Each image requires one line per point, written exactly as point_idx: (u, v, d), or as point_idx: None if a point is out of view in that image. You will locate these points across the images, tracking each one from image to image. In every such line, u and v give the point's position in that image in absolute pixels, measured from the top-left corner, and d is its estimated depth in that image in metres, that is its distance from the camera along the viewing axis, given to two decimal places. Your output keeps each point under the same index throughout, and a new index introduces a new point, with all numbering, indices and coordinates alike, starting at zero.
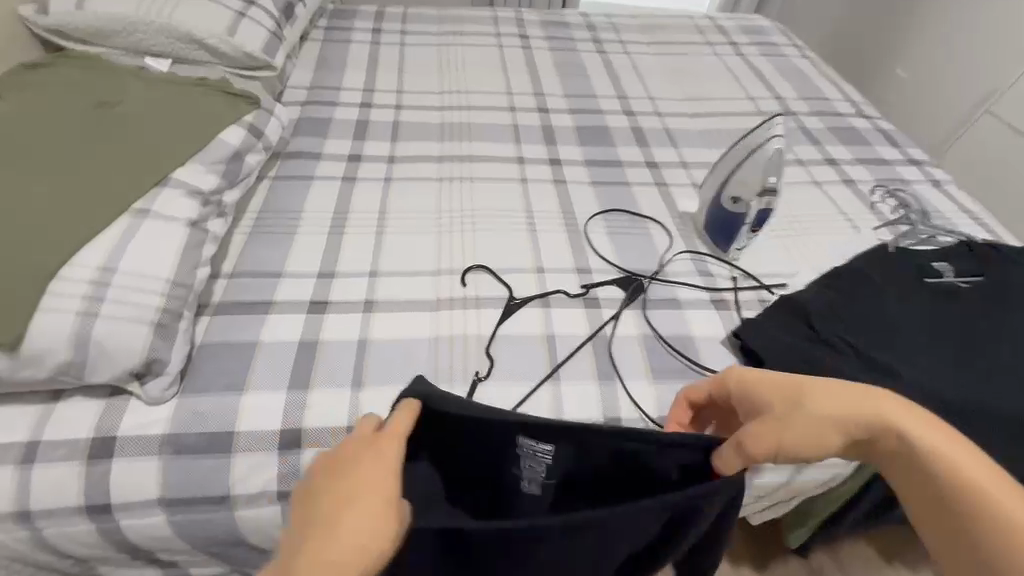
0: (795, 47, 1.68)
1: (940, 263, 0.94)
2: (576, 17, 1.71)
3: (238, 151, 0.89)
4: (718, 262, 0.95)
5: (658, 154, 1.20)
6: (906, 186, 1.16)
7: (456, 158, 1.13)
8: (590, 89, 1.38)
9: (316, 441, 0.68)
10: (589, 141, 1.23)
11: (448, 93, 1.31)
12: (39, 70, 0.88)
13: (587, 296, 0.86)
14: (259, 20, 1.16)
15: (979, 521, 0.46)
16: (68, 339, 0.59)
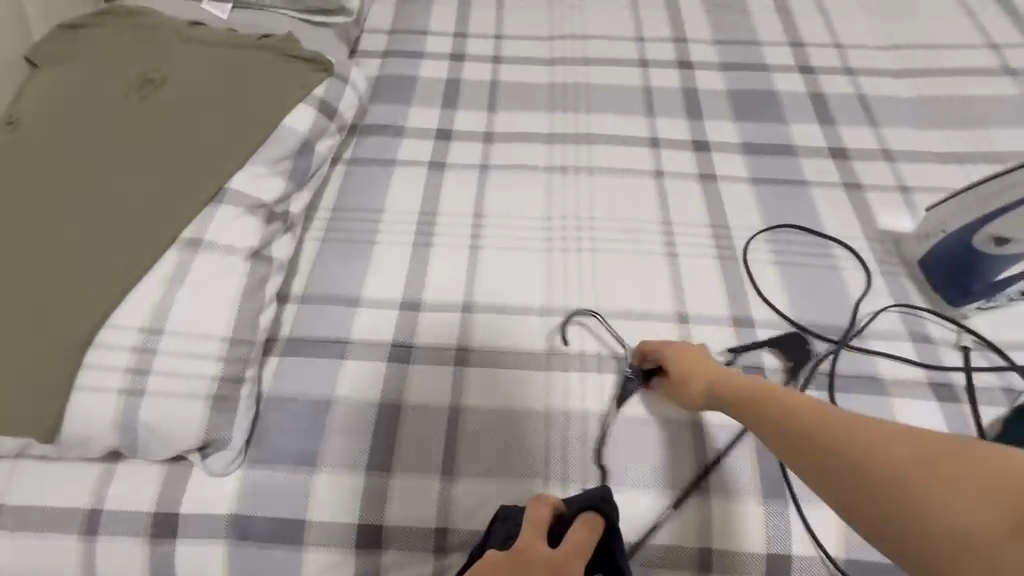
0: None
1: None
2: None
3: (308, 140, 0.71)
4: (941, 322, 0.67)
5: (849, 137, 0.87)
6: None
7: (570, 137, 0.88)
8: (750, 33, 1.02)
9: (400, 543, 0.56)
10: (748, 113, 0.91)
11: (560, 40, 1.03)
12: (84, 33, 0.73)
13: (749, 363, 0.64)
14: None
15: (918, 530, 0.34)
16: (113, 420, 0.49)
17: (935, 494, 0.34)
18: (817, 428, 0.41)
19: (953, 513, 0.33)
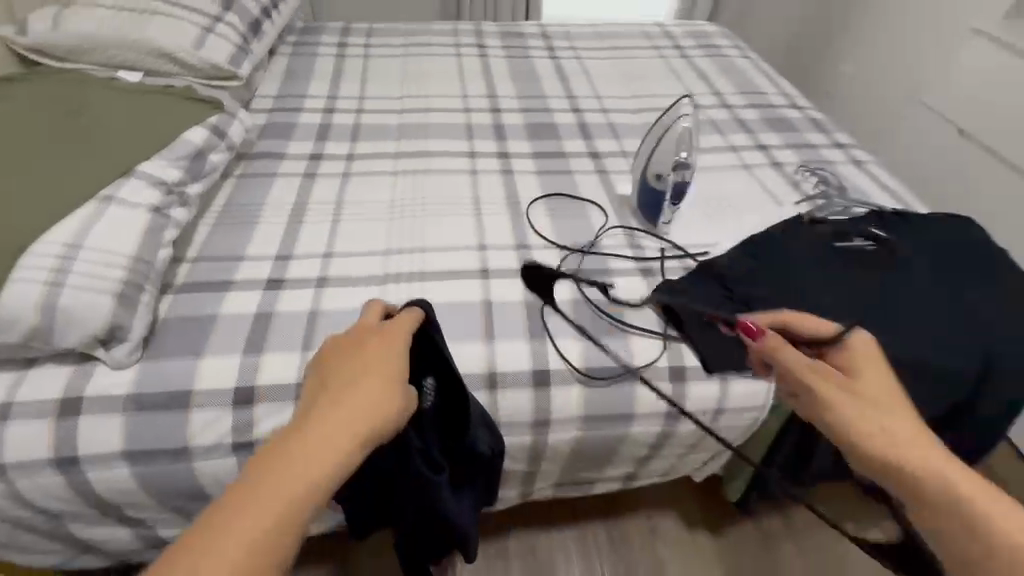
0: (736, 48, 1.80)
1: (850, 229, 1.03)
2: (533, 28, 1.84)
3: (201, 149, 0.97)
4: (648, 236, 1.03)
5: (601, 146, 1.30)
6: (829, 166, 1.25)
7: (411, 154, 1.23)
8: (539, 91, 1.49)
9: (268, 398, 0.75)
10: (537, 136, 1.33)
11: (408, 99, 1.42)
12: (20, 82, 0.97)
13: (524, 268, 0.94)
14: (226, 35, 1.27)
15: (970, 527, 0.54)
16: (37, 305, 0.67)
17: (978, 502, 0.55)
18: (934, 467, 0.58)
19: (973, 514, 0.54)
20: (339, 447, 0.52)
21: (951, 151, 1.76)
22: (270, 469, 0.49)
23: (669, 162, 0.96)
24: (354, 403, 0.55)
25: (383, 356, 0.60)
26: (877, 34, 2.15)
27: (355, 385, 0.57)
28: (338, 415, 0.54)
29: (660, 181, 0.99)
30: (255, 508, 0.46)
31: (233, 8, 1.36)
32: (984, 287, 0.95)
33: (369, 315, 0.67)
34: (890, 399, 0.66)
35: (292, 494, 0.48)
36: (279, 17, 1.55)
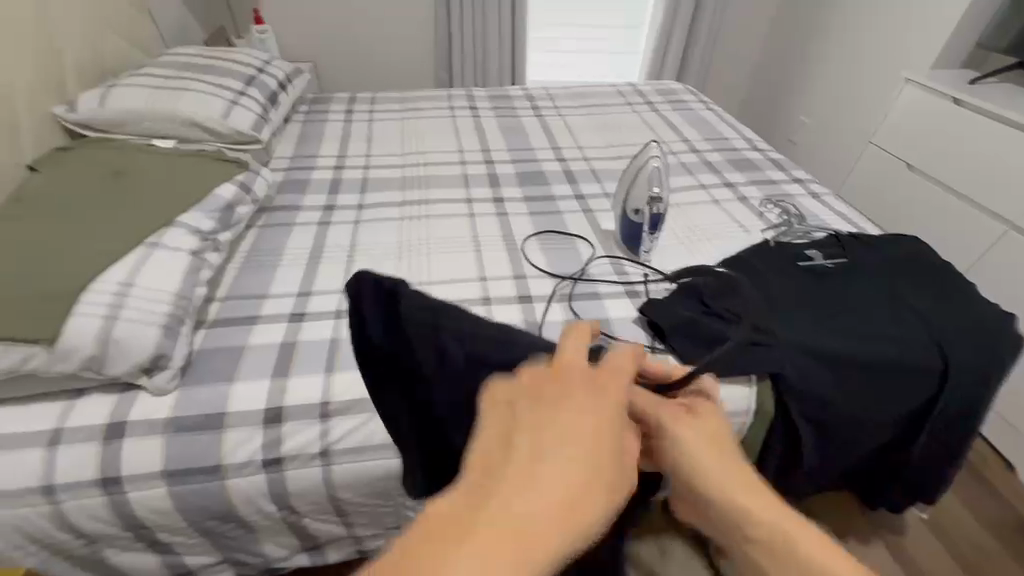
0: (701, 101, 2.01)
1: (811, 250, 1.16)
2: (518, 91, 2.05)
3: (230, 202, 1.10)
4: (631, 263, 1.15)
5: (584, 189, 1.44)
6: (789, 198, 1.40)
7: (414, 202, 1.36)
8: (527, 144, 1.66)
9: (295, 416, 0.82)
10: (526, 182, 1.47)
11: (409, 155, 1.58)
12: (71, 151, 1.10)
13: (522, 295, 1.05)
14: (248, 106, 1.44)
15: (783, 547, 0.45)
16: (93, 336, 0.75)
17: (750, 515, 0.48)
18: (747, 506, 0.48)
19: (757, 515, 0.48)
20: (535, 547, 0.34)
21: (904, 183, 1.94)
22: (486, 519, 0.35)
23: (642, 197, 1.10)
24: (577, 443, 0.41)
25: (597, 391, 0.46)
26: (826, 86, 2.41)
27: (570, 421, 0.42)
28: (561, 461, 0.39)
29: (638, 215, 1.11)
30: (467, 554, 0.33)
31: (254, 83, 1.54)
32: (934, 294, 1.06)
33: (578, 337, 0.51)
34: (709, 441, 0.55)
35: (508, 549, 0.33)
36: (292, 89, 1.74)
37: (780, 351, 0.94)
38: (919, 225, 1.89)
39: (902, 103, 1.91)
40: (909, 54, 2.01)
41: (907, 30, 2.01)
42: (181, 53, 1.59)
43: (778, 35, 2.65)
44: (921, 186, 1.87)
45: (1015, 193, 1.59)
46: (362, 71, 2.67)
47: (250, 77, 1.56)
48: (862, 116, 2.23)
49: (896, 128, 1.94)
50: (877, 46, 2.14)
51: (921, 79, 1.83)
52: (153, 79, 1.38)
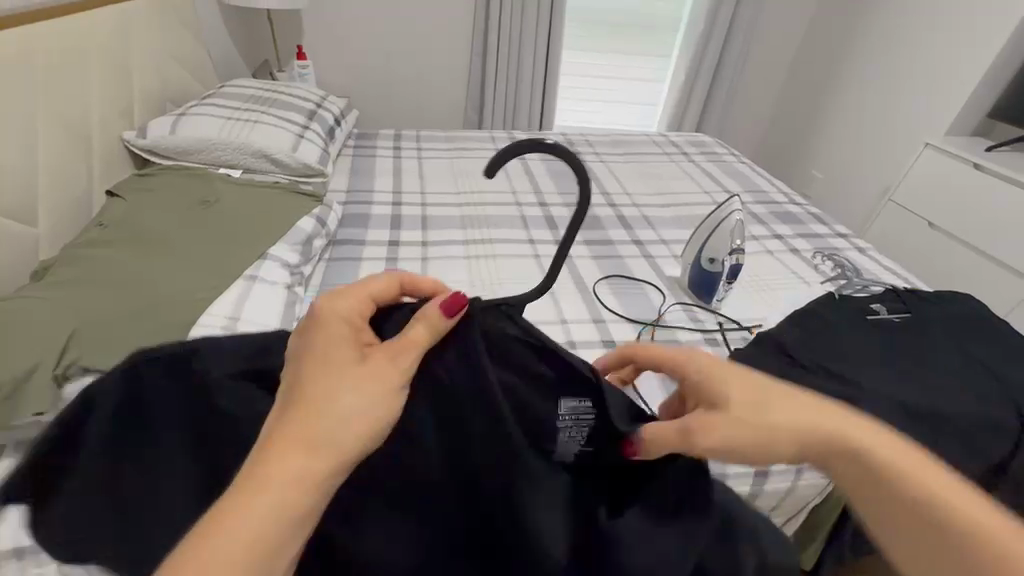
0: (733, 154, 2.09)
1: (875, 305, 1.19)
2: (558, 136, 2.12)
3: (310, 235, 1.09)
4: (703, 311, 1.16)
5: (641, 235, 1.48)
6: (839, 252, 1.45)
7: (479, 241, 1.37)
8: (578, 189, 1.70)
9: None
10: (584, 225, 1.50)
11: (465, 194, 1.61)
12: (151, 178, 1.09)
13: (606, 340, 1.06)
14: (313, 140, 1.45)
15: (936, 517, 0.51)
16: None
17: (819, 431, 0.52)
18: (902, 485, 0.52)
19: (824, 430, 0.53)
20: (302, 490, 0.43)
21: (925, 240, 2.03)
22: (252, 494, 0.42)
23: (721, 248, 1.13)
24: (346, 423, 0.46)
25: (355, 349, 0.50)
26: (841, 145, 2.55)
27: (342, 395, 0.47)
28: (314, 443, 0.45)
29: (715, 265, 1.14)
30: (256, 506, 0.41)
31: (315, 118, 1.57)
32: (1000, 353, 1.09)
33: (352, 297, 0.54)
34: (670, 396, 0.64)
35: (289, 492, 0.42)
36: (345, 125, 1.77)
37: (868, 402, 0.94)
38: (943, 281, 1.97)
39: (920, 164, 2.03)
40: (925, 121, 2.15)
41: (920, 99, 2.17)
42: (241, 85, 1.61)
43: (792, 95, 2.82)
44: (942, 244, 1.97)
45: None
46: (395, 108, 2.74)
47: (311, 112, 1.59)
48: (878, 175, 2.35)
49: (916, 187, 2.04)
50: (891, 111, 2.30)
51: (939, 144, 1.96)
52: (222, 110, 1.39)
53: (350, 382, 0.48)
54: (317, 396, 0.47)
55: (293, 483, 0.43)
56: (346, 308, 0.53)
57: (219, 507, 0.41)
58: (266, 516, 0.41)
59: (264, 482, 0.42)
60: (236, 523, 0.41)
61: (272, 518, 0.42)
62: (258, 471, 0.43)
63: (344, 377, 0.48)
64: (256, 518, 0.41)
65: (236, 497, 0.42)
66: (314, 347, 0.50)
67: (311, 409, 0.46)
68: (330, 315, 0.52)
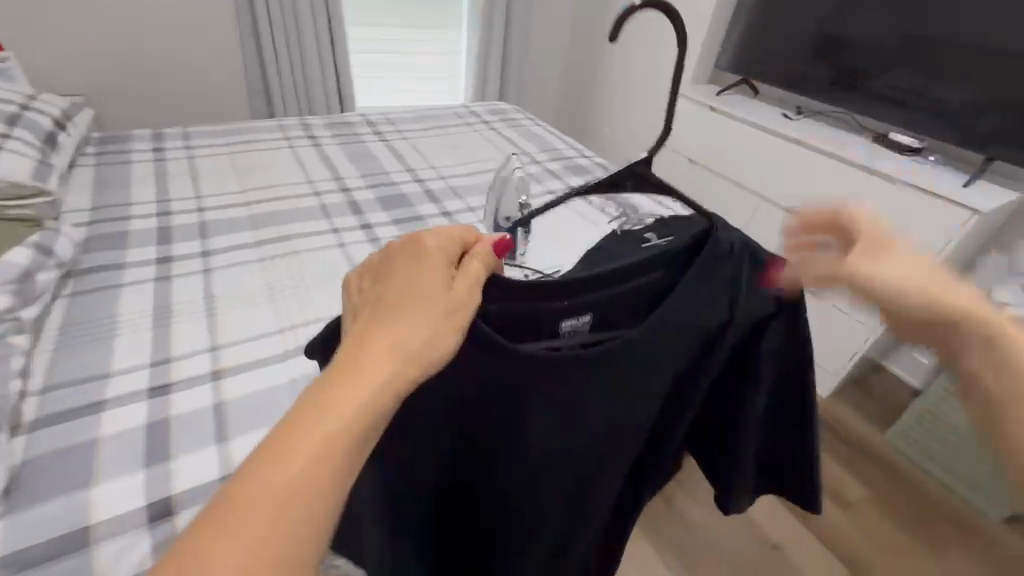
0: (529, 118, 2.22)
1: (648, 234, 1.37)
2: (356, 117, 2.02)
3: (26, 271, 0.88)
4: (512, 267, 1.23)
5: (450, 206, 1.50)
6: (620, 194, 1.65)
7: (273, 240, 1.25)
8: (381, 169, 1.65)
9: (187, 506, 0.67)
10: (391, 206, 1.46)
11: (251, 192, 1.45)
12: None
13: None
14: (20, 152, 1.16)
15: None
16: None
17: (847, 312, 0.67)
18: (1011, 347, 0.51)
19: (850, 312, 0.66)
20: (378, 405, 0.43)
21: (688, 174, 2.41)
22: (313, 422, 0.41)
23: (511, 205, 1.18)
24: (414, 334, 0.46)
25: (442, 281, 0.50)
26: (622, 102, 2.91)
27: (413, 322, 0.47)
28: (381, 355, 0.45)
29: (511, 222, 1.20)
30: (331, 412, 0.41)
31: (19, 122, 1.24)
32: None
33: (444, 243, 0.55)
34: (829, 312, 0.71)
35: (359, 411, 0.42)
36: (74, 128, 1.45)
37: None
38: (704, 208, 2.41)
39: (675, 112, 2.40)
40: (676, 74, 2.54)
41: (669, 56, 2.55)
42: None
43: (576, 59, 3.10)
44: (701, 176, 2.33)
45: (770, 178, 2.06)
46: (158, 102, 2.33)
47: (13, 115, 1.25)
48: (652, 125, 2.75)
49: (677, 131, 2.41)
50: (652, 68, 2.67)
51: (687, 95, 2.33)
52: None
53: (425, 308, 0.48)
54: (390, 321, 0.47)
55: (373, 395, 0.43)
56: (442, 248, 0.54)
57: (300, 409, 0.42)
58: (344, 426, 0.41)
59: (348, 386, 0.42)
60: (322, 422, 0.41)
61: (350, 432, 0.41)
62: (330, 386, 0.43)
63: (427, 305, 0.48)
64: (325, 430, 0.40)
65: (309, 410, 0.41)
66: (369, 316, 0.49)
67: (379, 331, 0.46)
68: (401, 259, 0.53)
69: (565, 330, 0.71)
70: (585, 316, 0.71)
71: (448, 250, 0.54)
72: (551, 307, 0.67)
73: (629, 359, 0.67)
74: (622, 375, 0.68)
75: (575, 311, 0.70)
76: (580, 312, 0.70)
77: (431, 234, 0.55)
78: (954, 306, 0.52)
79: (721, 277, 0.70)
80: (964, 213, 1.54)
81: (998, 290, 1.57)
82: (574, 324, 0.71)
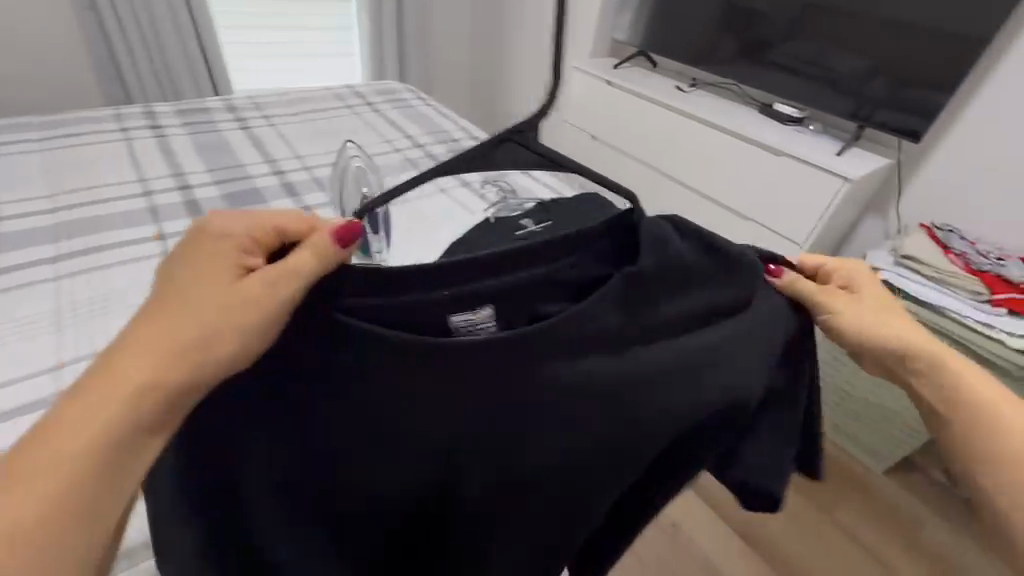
0: (418, 98, 2.07)
1: (523, 220, 1.29)
2: (215, 103, 1.80)
3: None
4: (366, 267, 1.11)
5: (309, 200, 1.35)
6: (504, 177, 1.56)
7: (79, 254, 1.07)
8: (234, 161, 1.47)
9: None
10: (237, 204, 1.30)
11: (64, 196, 1.24)
12: None
13: None
14: None
15: (990, 418, 0.59)
16: None
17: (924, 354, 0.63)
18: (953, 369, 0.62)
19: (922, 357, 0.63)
20: (137, 408, 0.43)
21: (592, 152, 2.35)
22: (62, 429, 0.42)
23: (353, 200, 1.04)
24: (180, 332, 0.45)
25: (231, 281, 0.48)
26: (528, 78, 2.81)
27: (184, 319, 0.46)
28: (140, 359, 0.44)
29: (356, 216, 1.04)
30: (77, 419, 0.42)
31: None
32: None
33: (253, 234, 0.51)
34: (878, 305, 0.66)
35: (104, 420, 0.42)
36: None
37: None
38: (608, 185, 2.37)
39: (575, 87, 2.33)
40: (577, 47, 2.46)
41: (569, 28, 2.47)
42: None
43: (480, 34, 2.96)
44: (604, 153, 2.29)
45: (666, 153, 2.03)
46: None
47: None
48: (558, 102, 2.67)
49: (578, 107, 2.34)
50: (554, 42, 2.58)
51: (585, 68, 2.25)
52: None
53: (206, 307, 0.46)
54: (166, 318, 0.46)
55: (125, 403, 0.43)
56: (237, 233, 0.50)
57: (56, 411, 0.42)
58: (88, 434, 0.42)
59: (99, 394, 0.43)
60: (65, 433, 0.41)
61: (94, 443, 0.42)
62: (89, 389, 0.43)
63: (209, 303, 0.46)
64: (73, 439, 0.41)
65: (65, 414, 0.42)
66: (193, 269, 0.48)
67: (152, 329, 0.45)
68: (188, 247, 0.49)
69: (466, 326, 0.54)
70: (487, 307, 0.54)
71: (243, 236, 0.50)
72: (433, 296, 0.52)
73: (565, 353, 0.52)
74: (562, 357, 0.52)
75: (470, 303, 0.53)
76: (477, 303, 0.54)
77: (217, 217, 0.50)
78: (914, 345, 0.63)
79: (701, 265, 0.58)
80: (839, 181, 1.56)
81: (870, 254, 1.62)
82: (470, 321, 0.54)
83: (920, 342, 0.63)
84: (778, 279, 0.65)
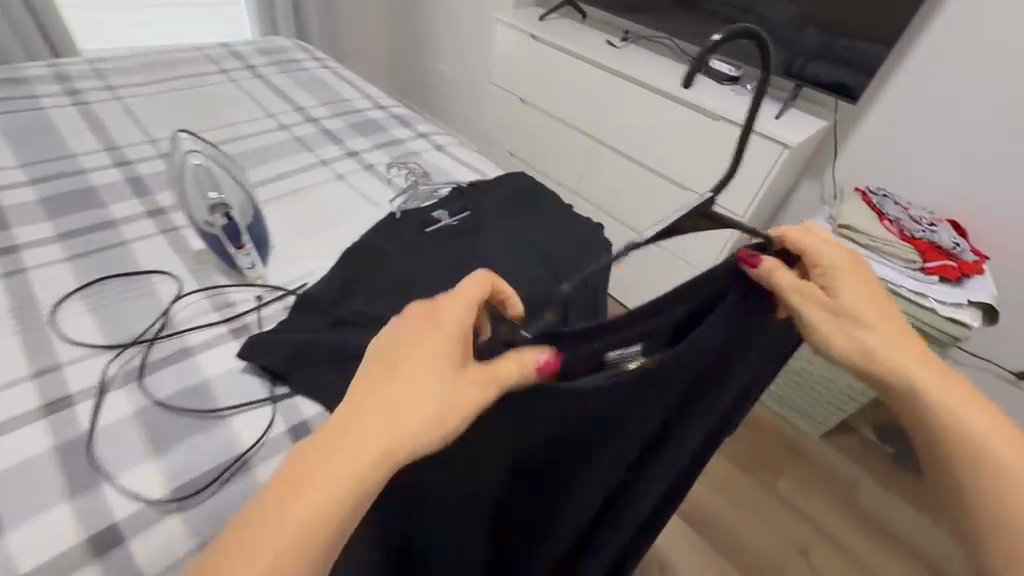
0: (313, 57, 1.75)
1: (437, 213, 1.10)
2: (40, 70, 1.41)
3: None
4: (236, 288, 0.89)
5: (164, 199, 1.07)
6: (416, 156, 1.33)
7: None
8: (62, 150, 1.14)
9: None
10: (63, 209, 1.00)
11: None
12: None
13: (56, 398, 0.69)
14: None
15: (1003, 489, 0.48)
16: None
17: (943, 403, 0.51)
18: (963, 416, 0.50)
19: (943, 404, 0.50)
20: (350, 498, 0.41)
21: (522, 116, 2.14)
22: (279, 509, 0.41)
23: (200, 210, 0.83)
24: (391, 418, 0.43)
25: (453, 362, 0.46)
26: (449, 32, 2.50)
27: (396, 408, 0.44)
28: (357, 446, 0.42)
29: (212, 229, 0.84)
30: (301, 497, 0.41)
31: None
32: (546, 229, 1.13)
33: (470, 304, 0.50)
34: (874, 313, 0.54)
35: (322, 505, 0.40)
36: None
37: None
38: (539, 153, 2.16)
39: (499, 41, 2.07)
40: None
41: None
42: None
43: None
44: (534, 117, 2.08)
45: (600, 117, 1.86)
46: None
47: None
48: (483, 59, 2.40)
49: (504, 65, 2.09)
50: None
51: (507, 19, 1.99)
52: None
53: (428, 388, 0.44)
54: (381, 400, 0.44)
55: (343, 487, 0.41)
56: (459, 313, 0.49)
57: (277, 482, 0.42)
58: (297, 519, 0.40)
59: (313, 479, 0.41)
60: (286, 518, 0.40)
61: (303, 533, 0.40)
62: (305, 471, 0.42)
63: (432, 383, 0.44)
64: (285, 524, 0.40)
65: (281, 493, 0.41)
66: (405, 341, 0.47)
67: (367, 413, 0.44)
68: (409, 326, 0.49)
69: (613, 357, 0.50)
70: (636, 345, 0.50)
71: (465, 314, 0.49)
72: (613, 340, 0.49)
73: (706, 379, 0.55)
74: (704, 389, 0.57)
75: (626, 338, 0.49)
76: (630, 338, 0.49)
77: (451, 296, 0.50)
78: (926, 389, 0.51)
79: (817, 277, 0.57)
80: (778, 147, 1.46)
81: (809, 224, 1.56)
82: (622, 354, 0.50)
83: (934, 383, 0.51)
84: (755, 269, 0.53)
